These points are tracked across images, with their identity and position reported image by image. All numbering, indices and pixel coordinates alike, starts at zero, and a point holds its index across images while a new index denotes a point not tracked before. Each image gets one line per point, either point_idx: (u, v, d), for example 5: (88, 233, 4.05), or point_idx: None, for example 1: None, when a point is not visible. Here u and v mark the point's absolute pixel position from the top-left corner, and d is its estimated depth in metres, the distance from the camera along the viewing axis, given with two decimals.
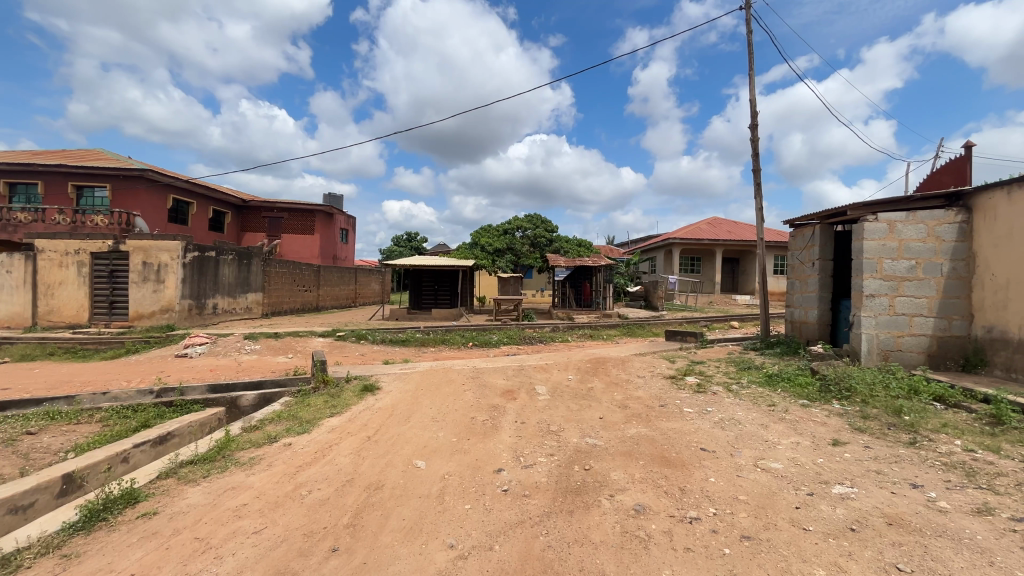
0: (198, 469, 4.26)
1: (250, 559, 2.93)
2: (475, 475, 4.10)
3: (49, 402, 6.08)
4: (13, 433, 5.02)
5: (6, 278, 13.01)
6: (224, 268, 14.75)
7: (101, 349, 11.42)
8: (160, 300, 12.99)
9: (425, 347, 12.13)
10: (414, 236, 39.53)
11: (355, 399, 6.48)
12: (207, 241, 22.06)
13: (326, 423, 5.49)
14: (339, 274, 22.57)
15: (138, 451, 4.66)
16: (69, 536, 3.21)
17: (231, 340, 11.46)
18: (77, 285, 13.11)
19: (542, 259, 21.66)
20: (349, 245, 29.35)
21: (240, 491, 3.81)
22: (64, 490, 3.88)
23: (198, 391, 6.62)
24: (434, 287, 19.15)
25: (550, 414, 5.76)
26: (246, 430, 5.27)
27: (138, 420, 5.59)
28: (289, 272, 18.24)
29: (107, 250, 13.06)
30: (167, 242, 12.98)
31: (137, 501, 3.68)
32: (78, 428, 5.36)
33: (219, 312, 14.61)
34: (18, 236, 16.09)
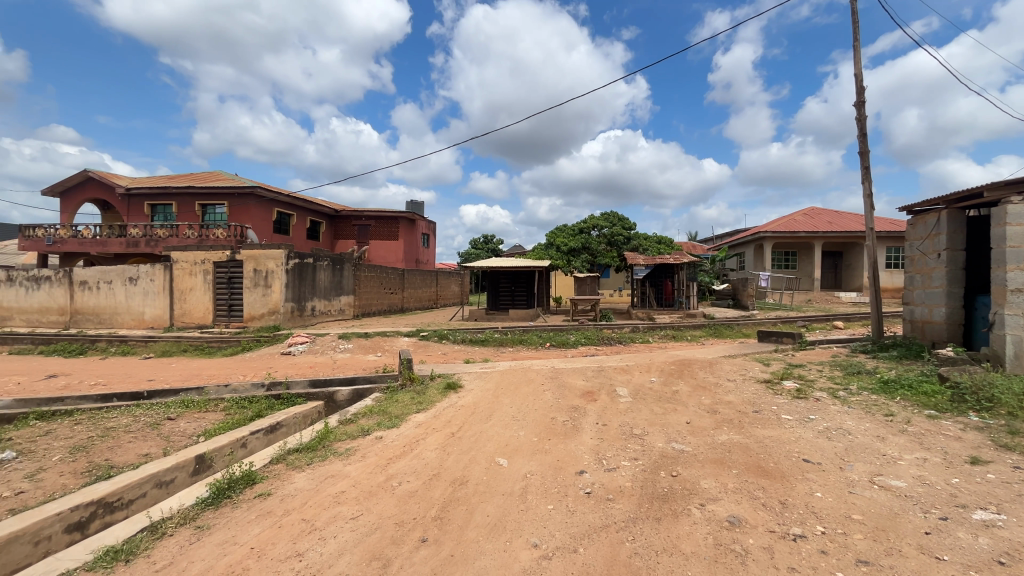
0: (304, 456, 4.67)
1: (349, 542, 3.15)
2: (558, 476, 4.08)
3: (183, 392, 6.97)
4: (157, 419, 5.83)
5: (150, 285, 15.19)
6: (320, 273, 16.06)
7: (222, 347, 12.93)
8: (268, 303, 14.46)
9: (504, 347, 12.32)
10: (490, 238, 40.42)
11: (439, 396, 6.73)
12: (306, 249, 24.21)
13: (413, 419, 5.78)
14: (421, 277, 23.65)
15: (254, 437, 5.20)
16: (202, 509, 3.68)
17: (328, 340, 12.43)
18: (203, 290, 14.96)
19: (620, 258, 21.10)
20: (430, 249, 30.64)
21: (338, 479, 4.12)
22: (197, 469, 4.46)
23: (301, 385, 7.23)
24: (510, 288, 19.41)
25: (633, 417, 5.58)
26: (343, 423, 5.69)
27: (253, 410, 6.24)
28: (377, 276, 19.44)
29: (226, 259, 14.79)
30: (273, 251, 14.43)
31: (254, 482, 4.11)
32: (206, 415, 6.11)
33: (317, 313, 15.94)
34: (158, 249, 18.74)
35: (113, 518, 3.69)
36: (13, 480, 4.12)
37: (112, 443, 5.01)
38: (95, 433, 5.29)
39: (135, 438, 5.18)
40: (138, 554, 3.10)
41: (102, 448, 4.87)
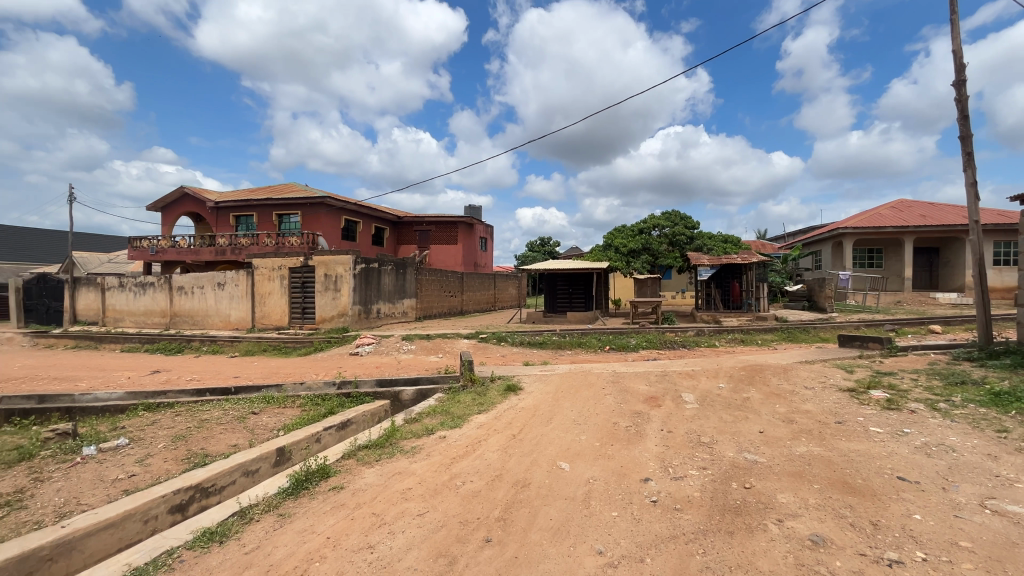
0: (373, 453, 4.89)
1: (416, 538, 3.25)
2: (622, 482, 3.99)
3: (265, 389, 7.53)
4: (243, 412, 6.35)
5: (235, 290, 16.58)
6: (385, 277, 16.76)
7: (297, 347, 13.85)
8: (337, 306, 15.32)
9: (563, 350, 12.25)
10: (547, 241, 40.40)
11: (500, 398, 6.81)
12: (371, 254, 25.39)
13: (474, 419, 5.88)
14: (480, 280, 24.07)
15: (327, 433, 5.51)
16: (283, 498, 3.95)
17: (392, 341, 12.95)
18: (280, 294, 16.10)
19: (682, 258, 20.32)
20: (488, 252, 31.08)
21: (405, 476, 4.27)
22: (278, 461, 4.79)
23: (369, 384, 7.57)
24: (568, 291, 19.27)
25: (701, 424, 5.34)
26: (408, 421, 5.89)
27: (326, 407, 6.62)
28: (437, 279, 19.99)
29: (300, 265, 15.81)
30: (342, 256, 15.27)
31: (329, 475, 4.35)
32: (285, 411, 6.56)
33: (382, 316, 16.65)
34: (242, 257, 20.41)
35: (207, 502, 4.06)
36: (127, 463, 4.64)
37: (207, 434, 5.50)
38: (191, 424, 5.83)
39: (225, 429, 5.66)
40: (229, 537, 3.38)
41: (198, 438, 5.37)
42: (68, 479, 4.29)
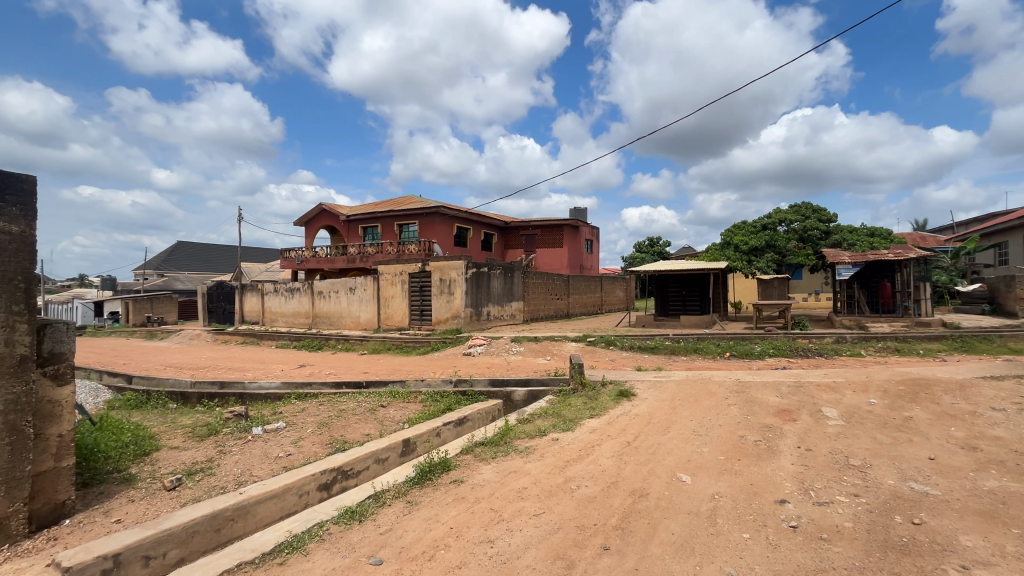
0: (489, 450, 5.07)
1: (533, 538, 3.29)
2: (753, 501, 3.64)
3: (391, 384, 8.24)
4: (374, 405, 7.01)
5: (364, 294, 18.43)
6: (494, 281, 17.37)
7: (416, 346, 14.95)
8: (451, 309, 16.25)
9: (676, 356, 11.57)
10: (656, 241, 38.64)
11: (612, 403, 6.64)
12: (481, 259, 26.51)
13: (586, 424, 5.80)
14: (586, 283, 23.81)
15: (446, 428, 5.85)
16: (411, 486, 4.26)
17: (502, 343, 13.34)
18: (401, 298, 17.52)
19: (816, 256, 18.07)
20: (594, 254, 30.64)
21: (520, 475, 4.36)
22: (404, 451, 5.20)
23: (483, 384, 7.88)
24: (681, 293, 18.21)
25: (848, 444, 4.67)
26: (521, 422, 6.01)
27: (445, 403, 7.02)
28: (544, 282, 20.19)
29: (418, 270, 17.06)
30: (455, 261, 16.16)
31: (449, 469, 4.60)
32: (409, 405, 7.11)
33: (492, 318, 17.27)
34: (369, 264, 22.63)
35: (347, 484, 4.53)
36: (285, 443, 5.39)
37: (345, 422, 6.17)
38: (333, 413, 6.58)
39: (360, 419, 6.29)
40: (367, 517, 3.73)
41: (339, 425, 6.03)
42: (242, 453, 5.11)
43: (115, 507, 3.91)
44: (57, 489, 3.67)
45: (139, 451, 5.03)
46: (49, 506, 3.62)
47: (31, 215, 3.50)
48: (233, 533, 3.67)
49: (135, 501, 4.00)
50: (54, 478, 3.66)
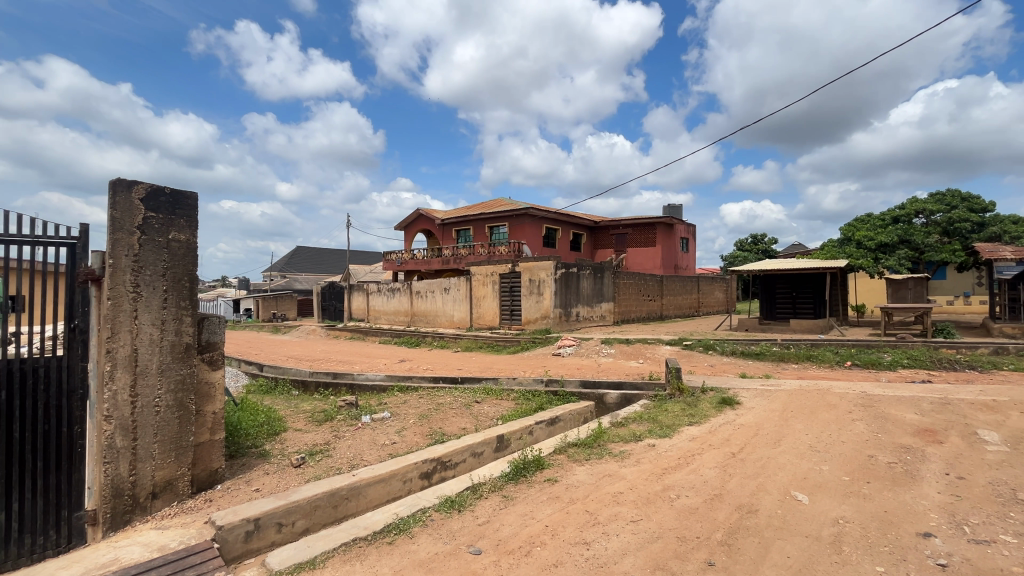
0: (582, 451, 5.03)
1: (631, 544, 3.20)
2: (888, 531, 3.20)
3: (484, 381, 8.51)
4: (469, 400, 7.29)
5: (457, 293, 19.26)
6: (584, 281, 17.19)
7: (506, 345, 15.30)
8: (541, 309, 16.37)
9: (786, 364, 10.54)
10: (760, 238, 35.62)
11: (713, 411, 6.24)
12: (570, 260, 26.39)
13: (685, 431, 5.51)
14: (681, 283, 22.64)
15: (539, 427, 5.90)
16: (507, 481, 4.36)
17: (592, 344, 13.15)
18: (492, 298, 18.02)
19: (965, 252, 15.49)
20: (690, 254, 29.03)
21: (616, 479, 4.26)
22: (499, 447, 5.34)
23: (574, 385, 7.82)
24: (791, 294, 16.59)
25: (1016, 476, 3.92)
26: (615, 425, 5.87)
27: (537, 402, 7.09)
28: (636, 282, 19.55)
29: (508, 271, 17.43)
30: (544, 262, 16.26)
31: (543, 467, 4.63)
32: (502, 402, 7.28)
33: (581, 319, 17.11)
34: (462, 265, 23.57)
35: (445, 474, 4.76)
36: (390, 432, 5.80)
37: (443, 416, 6.48)
38: (431, 406, 6.95)
39: (457, 414, 6.58)
40: (466, 507, 3.89)
41: (437, 418, 6.36)
42: (354, 439, 5.59)
43: (254, 478, 4.49)
44: (212, 458, 4.30)
45: (271, 431, 5.73)
46: (206, 472, 4.26)
47: (195, 224, 4.12)
48: (348, 511, 4.03)
49: (269, 474, 4.56)
50: (210, 449, 4.29)
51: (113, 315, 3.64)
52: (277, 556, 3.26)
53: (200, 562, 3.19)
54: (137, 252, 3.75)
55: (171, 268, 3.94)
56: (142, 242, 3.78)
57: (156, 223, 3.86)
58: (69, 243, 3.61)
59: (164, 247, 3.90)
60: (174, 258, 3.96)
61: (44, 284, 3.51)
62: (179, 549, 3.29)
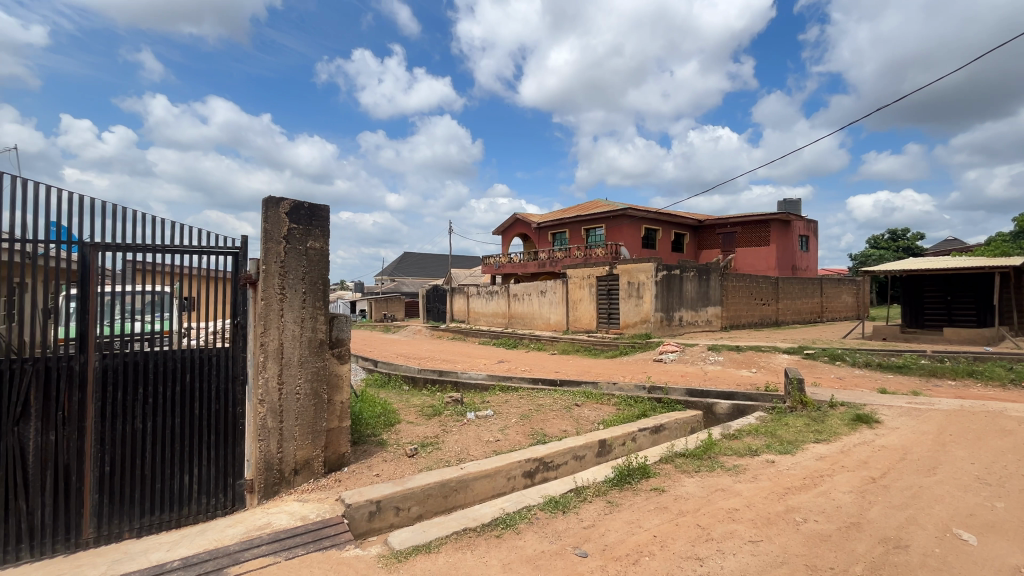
0: (691, 462, 4.77)
1: (751, 566, 2.97)
2: None
3: (584, 384, 8.43)
4: (569, 403, 7.28)
5: (553, 296, 19.34)
6: (687, 284, 16.28)
7: (605, 349, 15.02)
8: (640, 312, 15.81)
9: (939, 380, 9.01)
10: (900, 234, 31.00)
11: (846, 429, 5.56)
12: (672, 261, 25.19)
13: (812, 449, 4.98)
14: (801, 286, 20.46)
15: (642, 434, 5.70)
16: (611, 487, 4.29)
17: (697, 350, 12.41)
18: (588, 301, 17.82)
19: None
20: (811, 253, 26.15)
21: (730, 495, 3.99)
22: (601, 451, 5.26)
23: (679, 392, 7.44)
24: (945, 298, 14.18)
25: None
26: (727, 437, 5.49)
27: (639, 408, 6.86)
28: (746, 285, 18.05)
29: (606, 274, 17.12)
30: (644, 264, 15.70)
31: (649, 476, 4.47)
32: (603, 407, 7.16)
33: (685, 324, 16.22)
34: (558, 268, 23.64)
35: (548, 474, 4.81)
36: (494, 429, 6.01)
37: (544, 417, 6.55)
38: (532, 406, 7.06)
39: (557, 416, 6.61)
40: (570, 509, 3.90)
41: (538, 419, 6.45)
42: (461, 434, 5.88)
43: (375, 463, 4.92)
44: (340, 443, 4.80)
45: (387, 422, 6.23)
46: (336, 455, 4.76)
47: (327, 233, 4.64)
48: (457, 502, 4.25)
49: (387, 461, 4.97)
50: (339, 434, 4.79)
51: (265, 313, 4.23)
52: (397, 536, 3.56)
53: (334, 534, 3.59)
54: (283, 259, 4.32)
55: (309, 273, 4.49)
56: (287, 250, 4.35)
57: (297, 234, 4.42)
58: (233, 252, 4.25)
59: (304, 255, 4.45)
60: (311, 264, 4.50)
61: (216, 287, 4.18)
62: (317, 520, 3.74)
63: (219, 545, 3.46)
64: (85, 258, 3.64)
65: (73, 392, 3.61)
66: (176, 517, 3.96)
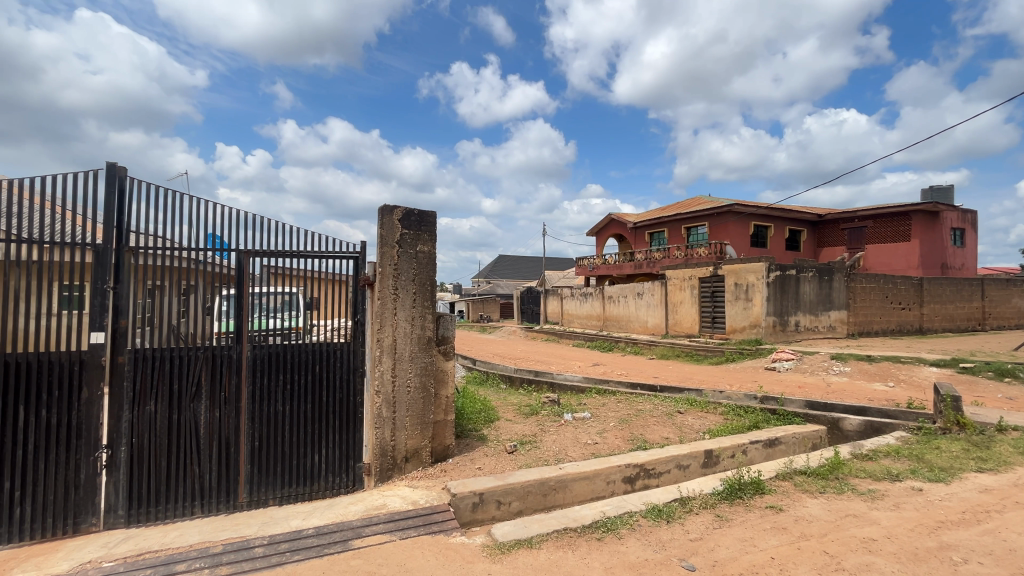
0: (814, 482, 4.31)
1: None
2: None
3: (687, 391, 7.99)
4: (671, 410, 6.95)
5: (651, 299, 18.62)
6: (806, 285, 14.70)
7: (708, 355, 14.12)
8: (749, 316, 14.63)
9: None
10: None
11: (1020, 458, 4.64)
12: (786, 261, 22.93)
13: (972, 479, 4.23)
14: (953, 288, 17.44)
15: (754, 447, 5.26)
16: (719, 500, 4.03)
17: (819, 359, 11.15)
18: (690, 304, 16.88)
19: None
20: (967, 249, 22.19)
21: (864, 522, 3.53)
22: (706, 462, 4.96)
23: (798, 405, 6.74)
24: None
25: None
26: (858, 457, 4.87)
27: (751, 420, 6.34)
28: (880, 286, 15.81)
29: (709, 275, 16.09)
30: (754, 264, 14.50)
31: (763, 492, 4.12)
32: (709, 415, 6.74)
33: (802, 329, 14.67)
34: (656, 269, 22.72)
35: (649, 482, 4.65)
36: (592, 432, 5.95)
37: (644, 422, 6.33)
38: (631, 411, 6.87)
39: (658, 422, 6.34)
40: (675, 519, 3.73)
41: (638, 424, 6.25)
42: (558, 434, 5.90)
43: (477, 457, 5.13)
44: (446, 435, 5.08)
45: (487, 418, 6.46)
46: (441, 446, 5.04)
47: (435, 237, 4.94)
48: (556, 501, 4.27)
49: (488, 456, 5.15)
50: (445, 427, 5.07)
51: (381, 311, 4.63)
52: (500, 529, 3.67)
53: (442, 520, 3.82)
54: (396, 262, 4.69)
55: (418, 274, 4.82)
56: (400, 254, 4.71)
57: (408, 238, 4.76)
58: (353, 256, 4.71)
59: (414, 257, 4.79)
60: (421, 266, 4.83)
61: (340, 288, 4.66)
62: (426, 506, 4.01)
63: (344, 519, 3.85)
64: (239, 264, 4.26)
65: (231, 377, 4.26)
66: (309, 491, 4.48)
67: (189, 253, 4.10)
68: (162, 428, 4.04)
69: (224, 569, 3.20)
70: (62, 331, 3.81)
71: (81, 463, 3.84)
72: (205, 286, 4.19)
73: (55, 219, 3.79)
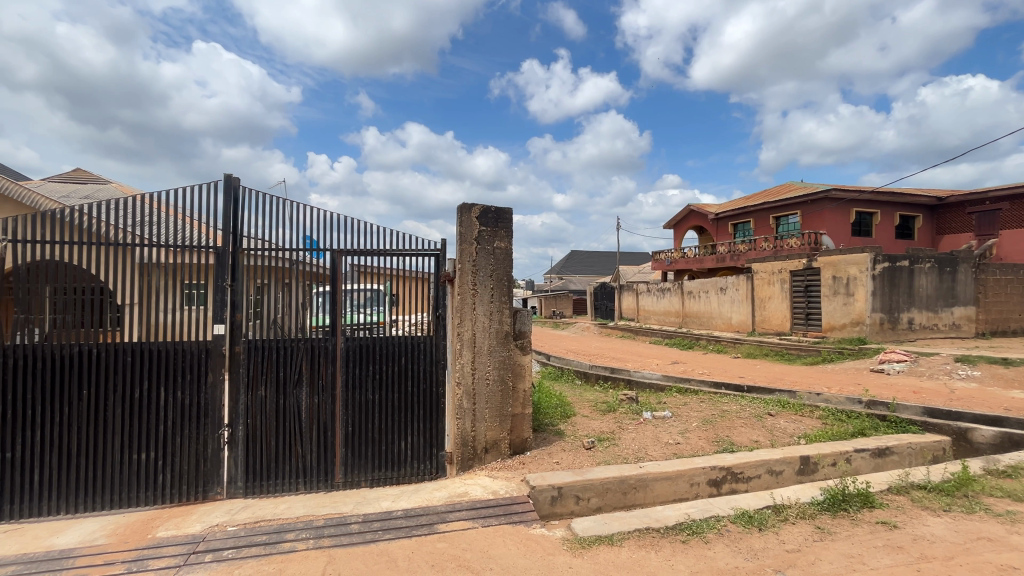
0: (936, 499, 3.82)
1: None
2: None
3: (778, 392, 7.42)
4: (761, 411, 6.50)
5: (735, 294, 17.49)
6: (921, 278, 13.02)
7: (802, 355, 13.01)
8: (851, 313, 13.25)
9: None
10: None
11: None
12: (896, 251, 20.50)
13: None
14: None
15: (860, 456, 4.77)
16: (820, 510, 3.71)
17: (939, 361, 9.84)
18: (780, 299, 15.64)
19: None
20: None
21: (1001, 548, 3.08)
22: (803, 469, 4.58)
23: (913, 411, 6.02)
24: None
25: None
26: (991, 474, 4.25)
27: (855, 426, 5.75)
28: (1018, 278, 13.60)
29: (803, 268, 14.78)
30: (856, 255, 13.11)
31: (873, 506, 3.73)
32: (805, 419, 6.22)
33: (917, 328, 13.04)
34: (742, 263, 21.30)
35: (737, 486, 4.39)
36: (673, 432, 5.73)
37: (730, 424, 5.98)
38: (716, 412, 6.52)
39: (747, 424, 5.95)
40: (768, 527, 3.50)
41: (724, 425, 5.91)
42: (638, 433, 5.76)
43: (555, 451, 5.15)
44: (523, 428, 5.15)
45: (564, 412, 6.51)
46: (519, 439, 5.13)
47: (511, 233, 5.01)
48: (636, 500, 4.17)
49: (566, 451, 5.15)
50: (523, 420, 5.15)
51: (461, 305, 4.80)
52: (580, 524, 3.66)
53: (521, 511, 3.90)
54: (475, 258, 4.83)
55: (496, 269, 4.92)
56: (478, 250, 4.84)
57: (486, 235, 4.89)
58: (434, 253, 4.89)
59: (492, 254, 4.90)
60: (498, 261, 4.93)
61: (422, 285, 4.88)
62: (506, 496, 4.10)
63: (429, 504, 4.05)
64: (333, 262, 4.61)
65: (328, 366, 4.62)
66: (397, 475, 4.76)
67: (289, 253, 4.50)
68: (272, 411, 4.50)
69: (327, 541, 3.50)
70: (190, 323, 4.35)
71: (208, 439, 4.38)
72: (304, 284, 4.58)
73: (181, 226, 4.31)
